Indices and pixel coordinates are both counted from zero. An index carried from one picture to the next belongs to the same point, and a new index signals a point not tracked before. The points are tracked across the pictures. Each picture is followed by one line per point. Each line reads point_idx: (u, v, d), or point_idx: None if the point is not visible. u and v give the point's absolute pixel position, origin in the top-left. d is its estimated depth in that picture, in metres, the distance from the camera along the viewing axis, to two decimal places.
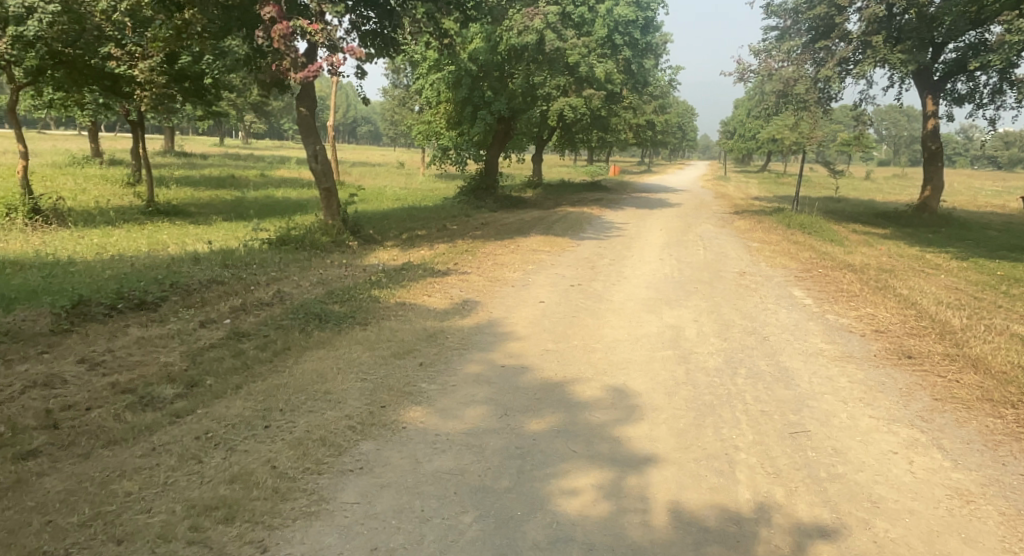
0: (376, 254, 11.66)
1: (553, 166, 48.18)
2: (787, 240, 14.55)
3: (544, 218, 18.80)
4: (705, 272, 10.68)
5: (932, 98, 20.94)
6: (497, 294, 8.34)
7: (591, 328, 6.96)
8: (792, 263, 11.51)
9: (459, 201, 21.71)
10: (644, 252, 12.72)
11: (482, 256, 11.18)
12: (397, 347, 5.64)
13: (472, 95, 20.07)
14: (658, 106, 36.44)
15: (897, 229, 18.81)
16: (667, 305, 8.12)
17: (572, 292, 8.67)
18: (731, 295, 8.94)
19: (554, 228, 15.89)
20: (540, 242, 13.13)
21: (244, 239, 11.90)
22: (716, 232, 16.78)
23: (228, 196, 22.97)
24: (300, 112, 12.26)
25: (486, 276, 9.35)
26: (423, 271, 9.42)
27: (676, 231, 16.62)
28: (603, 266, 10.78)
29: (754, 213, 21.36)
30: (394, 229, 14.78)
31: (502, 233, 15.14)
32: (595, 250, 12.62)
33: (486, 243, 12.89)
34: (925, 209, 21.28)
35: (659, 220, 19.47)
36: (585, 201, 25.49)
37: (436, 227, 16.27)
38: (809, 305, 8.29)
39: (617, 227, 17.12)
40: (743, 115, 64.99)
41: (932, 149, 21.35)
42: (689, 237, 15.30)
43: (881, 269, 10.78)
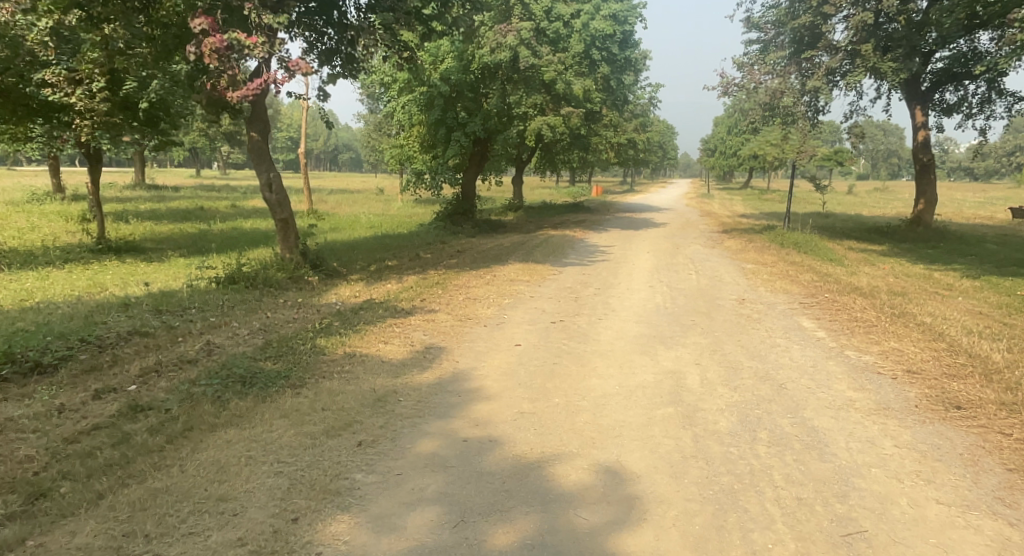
0: (337, 291, 10.56)
1: (535, 188, 47.49)
2: (783, 262, 13.67)
3: (525, 242, 17.83)
4: (701, 301, 9.67)
5: (921, 109, 20.46)
6: (466, 336, 7.24)
7: (574, 378, 5.84)
8: (794, 288, 10.56)
9: (435, 227, 20.69)
10: (633, 279, 11.72)
11: (454, 289, 10.12)
12: (333, 419, 4.50)
13: (445, 117, 19.16)
14: (639, 124, 35.82)
15: (893, 245, 18.05)
16: (662, 345, 7.05)
17: (553, 331, 7.59)
18: (734, 328, 7.90)
19: (535, 254, 14.90)
20: (519, 271, 12.11)
21: (190, 278, 10.75)
22: (706, 253, 15.87)
23: (191, 229, 21.76)
24: (252, 137, 11.19)
25: (456, 314, 8.26)
26: (385, 311, 8.31)
27: (665, 253, 15.68)
28: (587, 297, 9.75)
29: (743, 232, 20.58)
30: (362, 261, 13.69)
31: (479, 261, 14.11)
32: (578, 278, 11.59)
33: (460, 274, 11.84)
34: (919, 222, 20.73)
35: (645, 242, 18.58)
36: (567, 224, 24.60)
37: (409, 257, 15.22)
38: (823, 339, 7.28)
39: (601, 251, 16.16)
40: (724, 133, 65.07)
41: (924, 160, 20.61)
42: (678, 261, 14.36)
43: (893, 292, 9.85)
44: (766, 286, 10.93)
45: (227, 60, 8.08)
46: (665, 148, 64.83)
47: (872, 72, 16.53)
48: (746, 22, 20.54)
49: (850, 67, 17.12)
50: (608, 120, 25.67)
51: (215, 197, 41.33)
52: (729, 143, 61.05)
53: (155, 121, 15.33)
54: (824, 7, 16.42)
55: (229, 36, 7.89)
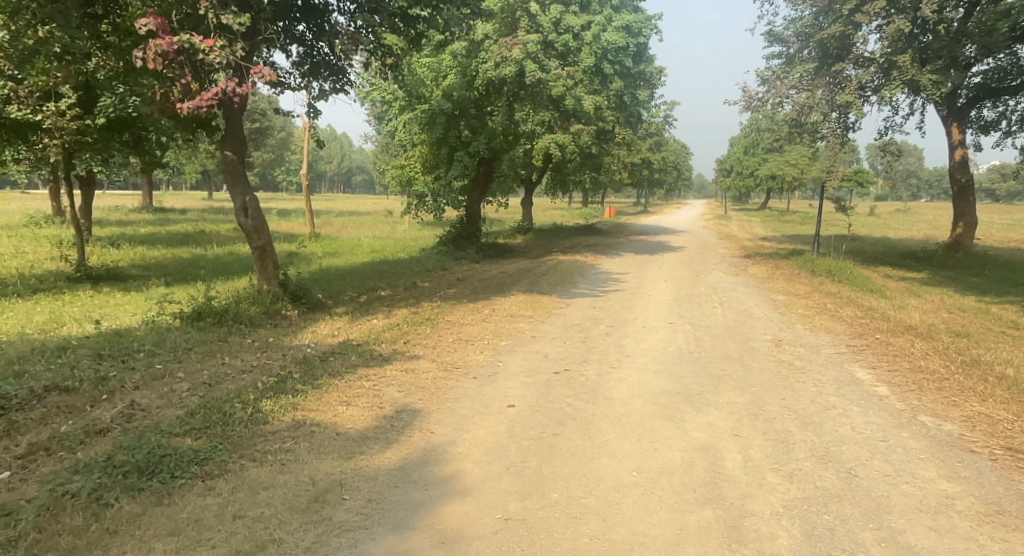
0: (317, 328, 9.41)
1: (546, 210, 46.45)
2: (817, 294, 12.39)
3: (534, 269, 16.69)
4: (730, 342, 8.38)
5: (958, 126, 19.27)
6: (451, 391, 6.00)
7: (580, 457, 4.57)
8: (836, 327, 9.28)
9: (438, 252, 19.59)
10: (650, 313, 10.49)
11: (448, 327, 8.92)
12: (243, 540, 3.26)
13: (448, 136, 18.17)
14: (654, 144, 34.67)
15: (932, 273, 16.74)
16: (690, 406, 5.76)
17: (557, 383, 6.34)
18: (774, 383, 6.61)
19: (543, 282, 13.72)
20: (523, 303, 10.92)
21: (153, 312, 9.62)
22: (730, 282, 14.59)
23: (183, 254, 20.84)
24: (225, 156, 10.10)
25: (444, 361, 7.03)
26: (361, 356, 7.10)
27: (685, 282, 14.44)
28: (599, 337, 8.52)
29: (767, 257, 19.33)
30: (352, 291, 12.55)
31: (480, 291, 12.93)
32: (589, 312, 10.36)
33: (457, 307, 10.68)
34: (957, 247, 19.41)
35: (663, 268, 17.37)
36: (579, 248, 23.45)
37: (406, 285, 14.10)
38: (888, 399, 5.99)
39: (615, 279, 14.96)
40: (740, 153, 63.97)
41: (963, 181, 19.27)
42: (699, 291, 13.11)
43: (954, 334, 8.57)
44: (803, 325, 9.63)
45: (179, 65, 6.99)
46: (680, 169, 63.69)
47: (909, 85, 15.29)
48: (768, 36, 19.44)
49: (883, 81, 15.92)
50: (621, 139, 24.55)
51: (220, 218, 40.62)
52: (745, 163, 59.80)
53: (138, 141, 14.35)
54: (855, 16, 15.25)
55: (181, 38, 6.75)
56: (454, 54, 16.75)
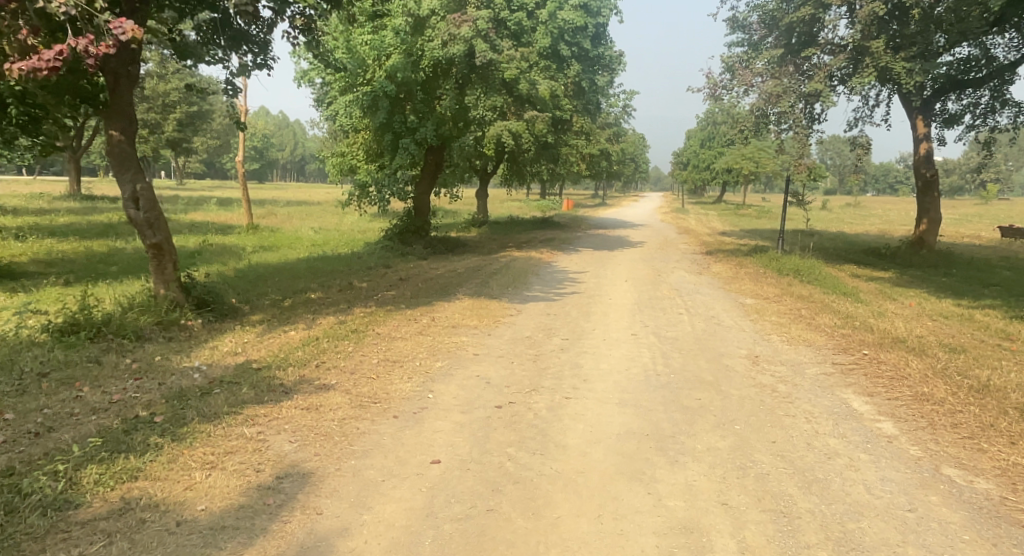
0: (220, 342, 7.96)
1: (503, 201, 45.17)
2: (788, 297, 11.47)
3: (484, 267, 15.45)
4: (701, 360, 7.28)
5: (923, 119, 18.62)
6: (361, 437, 4.68)
7: (520, 553, 3.33)
8: (817, 340, 8.28)
9: (382, 247, 18.14)
10: (610, 321, 9.34)
11: (375, 342, 7.58)
12: None
13: (392, 120, 16.70)
14: (613, 134, 33.65)
15: (899, 271, 16.13)
16: (662, 456, 4.58)
17: (497, 423, 5.09)
18: (760, 417, 5.50)
19: (492, 283, 12.49)
20: (468, 310, 9.65)
21: (18, 324, 8.01)
22: (693, 283, 13.61)
23: (98, 247, 18.86)
24: (110, 136, 8.53)
25: (361, 391, 5.69)
26: (255, 387, 5.71)
27: (646, 283, 13.40)
28: (553, 354, 7.30)
29: (730, 254, 18.47)
30: (275, 295, 11.07)
31: (422, 293, 11.60)
32: (542, 321, 9.16)
33: (392, 315, 9.34)
34: (921, 244, 18.91)
35: (622, 266, 16.33)
36: (535, 242, 22.26)
37: (340, 286, 12.68)
38: (898, 442, 4.94)
39: (572, 278, 13.82)
40: (697, 146, 63.85)
41: (927, 176, 18.67)
42: (662, 294, 12.04)
43: (948, 349, 7.66)
44: (780, 336, 8.62)
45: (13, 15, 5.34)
46: (638, 160, 63.11)
47: (881, 74, 14.48)
48: (730, 21, 18.50)
49: (852, 70, 15.13)
50: (580, 127, 23.37)
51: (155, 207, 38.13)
52: (702, 156, 59.58)
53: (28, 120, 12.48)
54: None
55: None
56: (397, 31, 15.29)
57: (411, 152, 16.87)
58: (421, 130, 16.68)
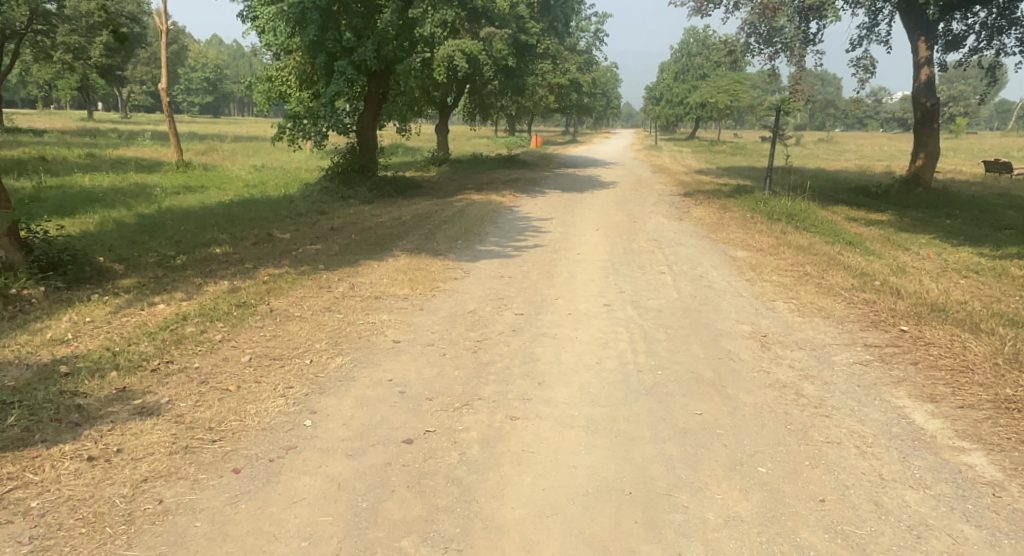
0: (55, 322, 5.93)
1: (467, 138, 42.67)
2: (786, 248, 9.71)
3: (435, 213, 13.39)
4: (696, 344, 5.49)
5: (926, 40, 16.68)
6: (158, 523, 2.82)
7: None
8: (836, 309, 6.56)
9: (320, 189, 15.90)
10: (577, 285, 7.50)
11: (262, 323, 5.63)
12: None
13: (324, 38, 14.20)
14: (584, 63, 31.12)
15: (898, 213, 14.56)
16: (657, 546, 2.80)
17: (398, 480, 3.25)
18: (791, 446, 3.74)
19: (439, 234, 10.52)
20: (400, 272, 7.71)
21: None
22: (674, 232, 11.79)
23: None
24: None
25: (201, 417, 3.77)
26: (37, 412, 3.75)
27: (620, 233, 11.55)
28: (500, 342, 5.44)
29: (711, 196, 16.69)
30: (167, 253, 8.98)
31: (352, 248, 9.60)
32: (491, 287, 7.26)
33: (303, 280, 7.37)
34: (918, 182, 17.25)
35: (592, 210, 14.46)
36: (496, 183, 20.14)
37: (256, 238, 10.60)
38: (1008, 495, 3.24)
39: (534, 226, 11.90)
40: (670, 79, 61.35)
41: (927, 106, 16.87)
42: (639, 246, 10.21)
43: (1006, 321, 5.98)
44: (788, 303, 6.87)
45: None
46: (608, 94, 60.44)
47: None
48: None
49: None
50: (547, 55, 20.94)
51: (84, 142, 34.95)
52: (675, 90, 57.14)
53: None
54: None
55: None
56: None
57: (348, 76, 14.47)
58: (359, 51, 14.27)
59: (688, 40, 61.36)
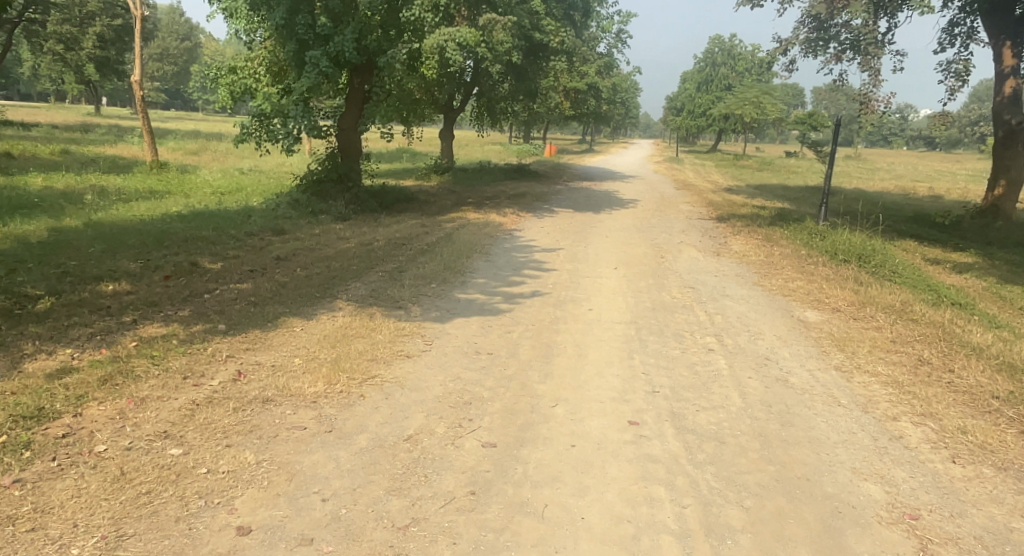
0: None
1: (477, 144, 40.35)
2: (875, 313, 7.19)
3: (418, 237, 10.98)
4: (804, 551, 2.97)
5: (1012, 45, 14.00)
6: None
7: None
8: (1012, 452, 4.03)
9: (290, 201, 13.54)
10: (588, 379, 5.01)
11: (16, 472, 3.14)
12: None
13: (293, 21, 11.89)
14: (604, 67, 28.70)
15: (983, 253, 11.99)
16: None
17: None
18: None
19: (410, 272, 8.09)
20: (326, 346, 5.22)
21: None
22: (714, 275, 9.26)
23: None
24: None
25: None
26: None
27: (646, 274, 9.04)
28: (440, 534, 2.94)
29: (750, 223, 14.19)
30: (26, 294, 6.58)
31: (288, 291, 7.17)
32: (457, 382, 4.78)
33: (174, 357, 4.88)
34: (995, 213, 14.60)
35: (610, 239, 12.01)
36: (499, 198, 17.69)
37: (174, 268, 8.21)
38: None
39: (536, 262, 9.46)
40: (693, 89, 58.74)
41: (1012, 124, 14.21)
42: (671, 299, 7.73)
43: None
44: (921, 430, 4.36)
45: None
46: (627, 104, 57.73)
47: None
48: None
49: None
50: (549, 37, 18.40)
51: (68, 137, 32.82)
52: (697, 101, 54.34)
53: None
54: None
55: None
56: None
57: (321, 69, 12.15)
58: (335, 39, 11.97)
59: (713, 49, 58.58)
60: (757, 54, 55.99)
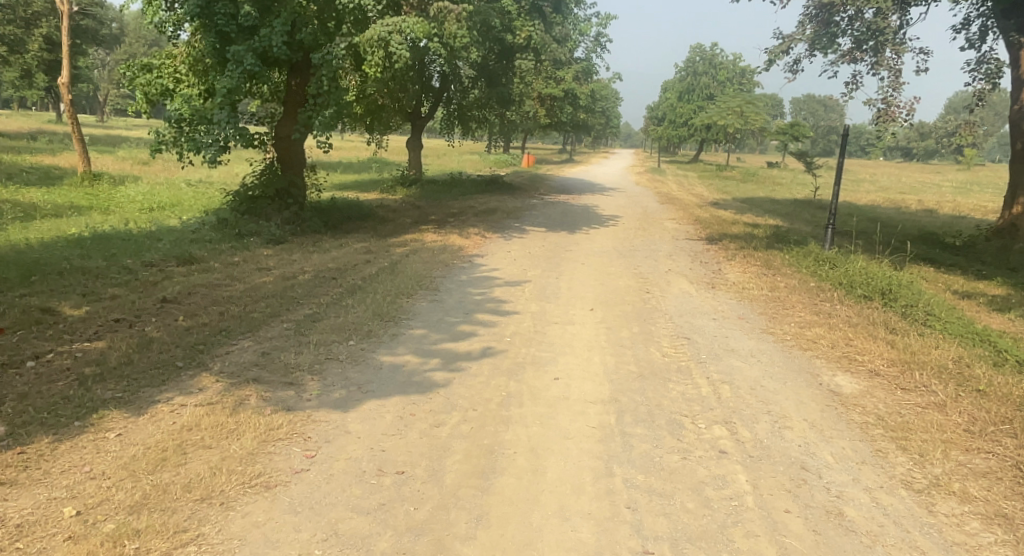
0: None
1: (451, 154, 38.66)
2: (928, 380, 5.53)
3: (357, 266, 9.16)
4: None
5: None
6: None
7: None
8: None
9: (216, 222, 11.65)
10: (543, 527, 3.22)
11: None
12: None
13: (212, 11, 10.18)
14: (583, 72, 27.21)
15: (1012, 281, 10.50)
16: None
17: None
18: None
19: (325, 322, 6.26)
20: (137, 471, 3.36)
21: None
22: (710, 317, 7.55)
23: None
24: None
25: None
26: None
27: (629, 319, 7.29)
28: None
29: (744, 245, 12.58)
30: None
31: (148, 355, 5.30)
32: (329, 545, 2.95)
33: None
34: (1013, 233, 13.14)
35: (586, 266, 10.30)
36: (465, 215, 15.93)
37: (14, 318, 6.28)
38: None
39: (494, 303, 7.69)
40: (673, 98, 57.75)
41: None
42: (662, 359, 5.98)
43: None
44: None
45: None
46: (606, 113, 56.55)
47: None
48: None
49: None
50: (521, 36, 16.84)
51: (7, 145, 30.42)
52: (678, 110, 53.22)
53: None
54: None
55: None
56: None
57: (246, 67, 10.41)
58: (262, 31, 10.26)
59: (694, 58, 57.78)
60: (738, 63, 55.22)
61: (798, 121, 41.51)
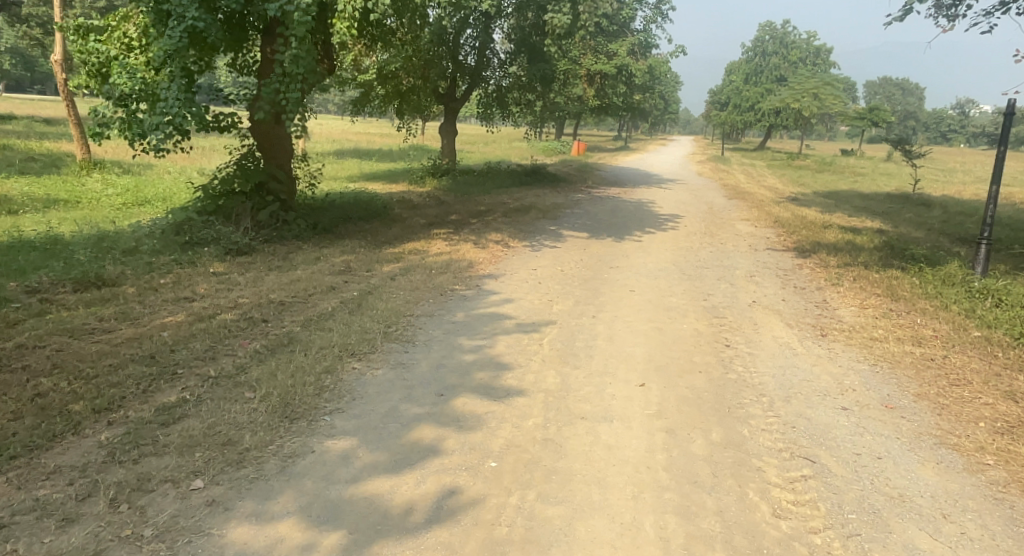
0: None
1: (496, 140, 36.01)
2: None
3: (313, 297, 6.56)
4: None
5: None
6: None
7: None
8: None
9: (171, 224, 9.33)
10: None
11: None
12: None
13: None
14: (641, 46, 24.02)
15: None
16: None
17: None
18: None
19: (179, 429, 3.64)
20: None
21: None
22: (838, 408, 4.67)
23: None
24: None
25: None
26: None
27: (705, 413, 4.46)
28: None
29: (850, 261, 9.52)
30: None
31: None
32: None
33: None
34: None
35: (636, 295, 7.49)
36: (493, 214, 13.29)
37: None
38: None
39: (492, 371, 4.99)
40: (739, 80, 53.62)
41: None
42: (777, 529, 3.20)
43: None
44: None
45: None
46: (666, 96, 52.87)
47: None
48: None
49: None
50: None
51: (33, 130, 29.00)
52: (744, 93, 49.05)
53: None
54: None
55: None
56: None
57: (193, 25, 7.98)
58: None
59: (762, 37, 53.62)
60: (812, 41, 50.81)
61: (881, 104, 37.27)
